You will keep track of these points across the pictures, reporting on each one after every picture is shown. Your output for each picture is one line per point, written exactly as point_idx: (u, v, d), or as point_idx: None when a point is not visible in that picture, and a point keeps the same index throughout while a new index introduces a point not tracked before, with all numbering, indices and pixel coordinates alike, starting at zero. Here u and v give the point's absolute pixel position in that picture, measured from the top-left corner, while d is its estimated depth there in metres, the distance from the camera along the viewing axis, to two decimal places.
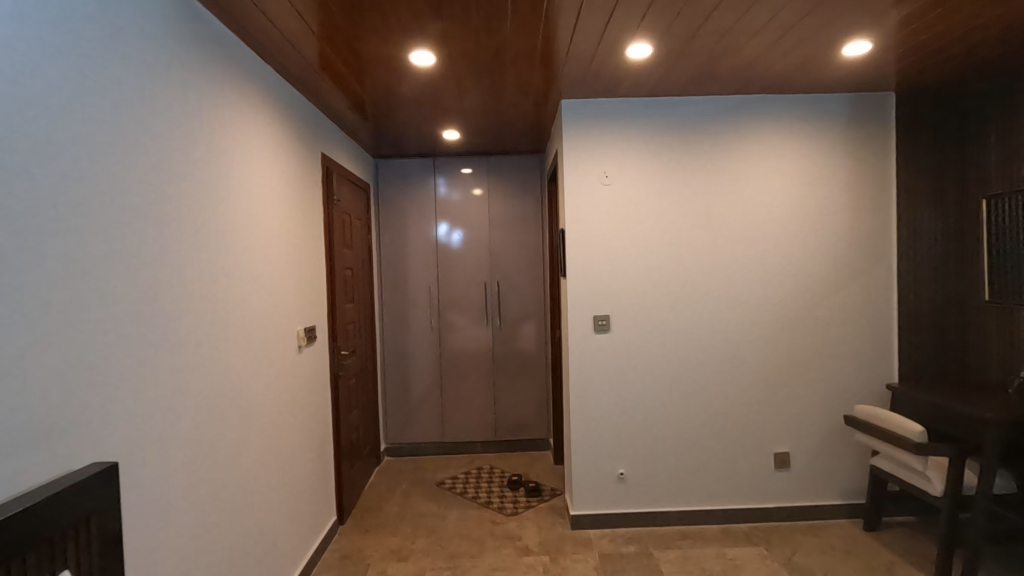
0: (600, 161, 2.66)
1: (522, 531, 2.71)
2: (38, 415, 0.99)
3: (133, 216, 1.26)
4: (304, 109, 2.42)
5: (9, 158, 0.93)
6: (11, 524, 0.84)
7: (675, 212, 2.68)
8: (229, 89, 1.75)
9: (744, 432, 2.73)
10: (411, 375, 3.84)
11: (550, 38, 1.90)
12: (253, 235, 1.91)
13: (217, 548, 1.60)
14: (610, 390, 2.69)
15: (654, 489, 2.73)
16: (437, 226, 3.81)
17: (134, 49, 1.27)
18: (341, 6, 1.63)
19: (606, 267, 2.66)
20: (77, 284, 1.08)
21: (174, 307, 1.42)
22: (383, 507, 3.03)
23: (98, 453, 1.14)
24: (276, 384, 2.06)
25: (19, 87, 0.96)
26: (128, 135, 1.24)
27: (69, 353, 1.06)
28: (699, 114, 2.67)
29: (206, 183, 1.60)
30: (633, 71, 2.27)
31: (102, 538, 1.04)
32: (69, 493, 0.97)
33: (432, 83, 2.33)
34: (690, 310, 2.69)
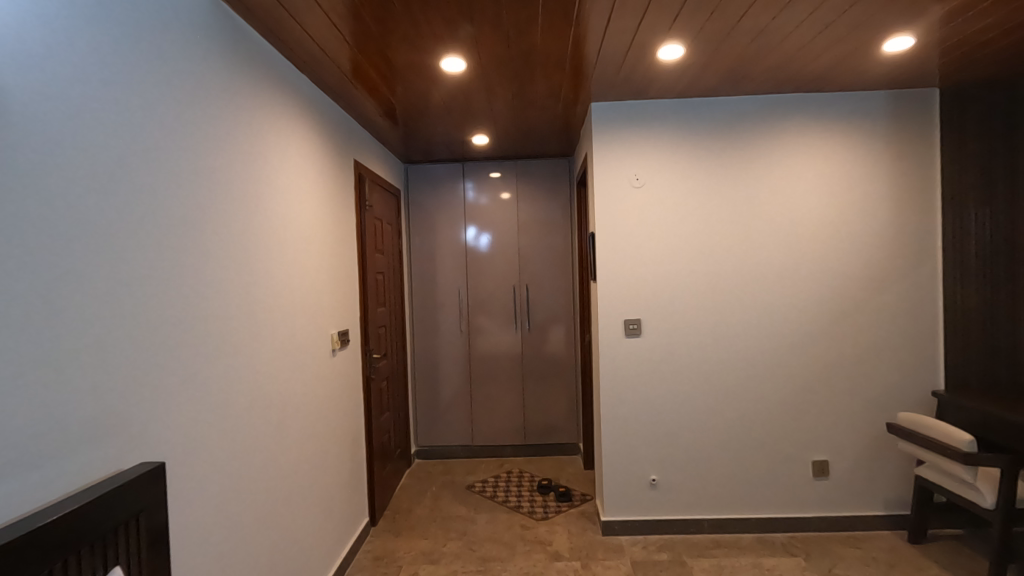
0: (631, 163, 2.63)
1: (552, 536, 2.70)
2: (90, 414, 1.04)
3: (172, 221, 1.30)
4: (337, 116, 2.47)
5: (59, 168, 0.98)
6: (71, 519, 0.88)
7: (707, 214, 2.64)
8: (266, 98, 1.80)
9: (781, 439, 2.66)
10: (440, 378, 3.87)
11: (581, 41, 1.90)
12: (289, 240, 1.96)
13: (256, 546, 1.64)
14: (642, 395, 2.66)
15: (687, 496, 2.68)
16: (466, 230, 3.83)
17: (174, 61, 1.32)
18: (373, 16, 1.66)
19: (637, 270, 2.64)
20: (120, 287, 1.12)
21: (213, 310, 1.46)
22: (414, 509, 3.05)
23: (143, 453, 1.18)
24: (312, 387, 2.10)
25: (69, 98, 1.00)
26: (165, 140, 1.28)
27: (116, 354, 1.11)
28: (731, 115, 2.63)
29: (244, 189, 1.65)
30: (664, 72, 2.24)
31: (150, 535, 1.08)
32: (120, 490, 1.01)
33: (462, 89, 2.35)
34: (724, 314, 2.64)
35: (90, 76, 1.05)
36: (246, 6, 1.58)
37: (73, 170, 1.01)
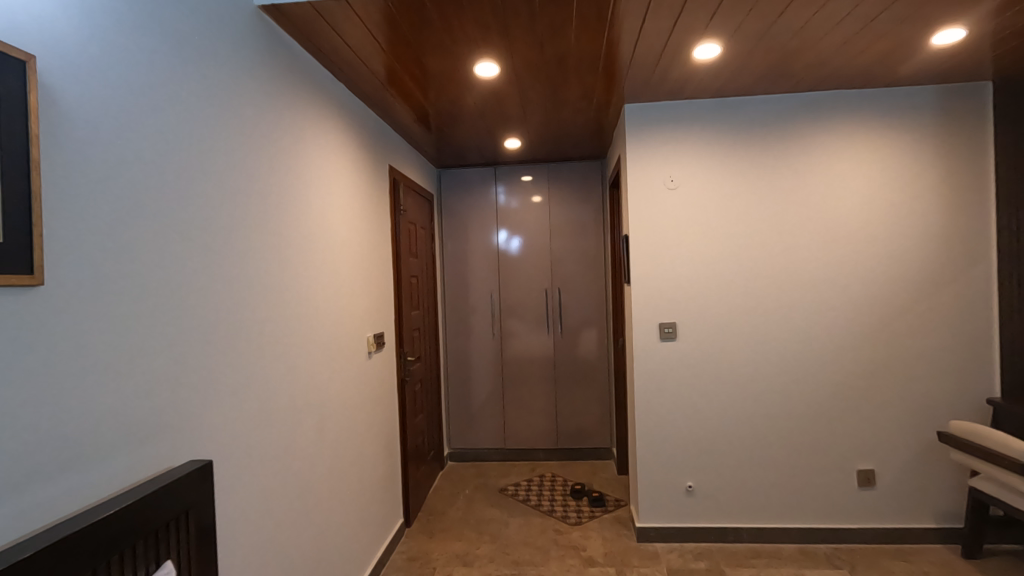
0: (665, 164, 2.60)
1: (586, 541, 2.68)
2: (142, 414, 1.08)
3: (212, 225, 1.33)
4: (373, 123, 2.51)
5: (110, 171, 1.02)
6: (126, 513, 0.93)
7: (745, 215, 2.58)
8: (304, 105, 1.85)
9: (824, 447, 2.58)
10: (473, 381, 3.89)
11: (615, 43, 1.89)
12: (327, 243, 2.00)
13: (295, 544, 1.68)
14: (677, 400, 2.62)
15: (725, 504, 2.62)
16: (498, 234, 3.84)
17: (215, 67, 1.36)
18: (409, 23, 1.69)
19: (672, 273, 2.60)
20: (163, 288, 1.15)
21: (251, 314, 1.49)
22: (447, 511, 3.07)
23: (191, 452, 1.23)
24: (348, 388, 2.14)
25: (118, 104, 1.04)
26: (205, 145, 1.31)
27: (163, 354, 1.14)
28: (770, 114, 2.57)
29: (281, 191, 1.68)
30: (700, 72, 2.21)
31: (198, 531, 1.12)
32: (172, 487, 1.05)
33: (495, 93, 2.37)
34: (762, 318, 2.58)
35: (137, 82, 1.09)
36: (286, 16, 1.62)
37: (120, 173, 1.04)
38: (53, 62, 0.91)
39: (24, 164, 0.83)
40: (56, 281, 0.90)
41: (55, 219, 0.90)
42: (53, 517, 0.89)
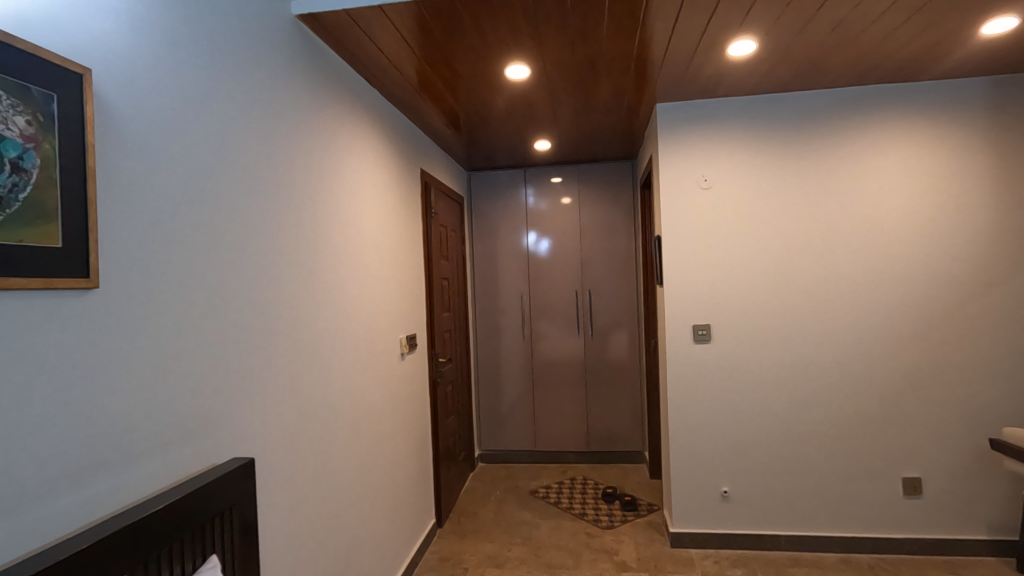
0: (698, 164, 2.56)
1: (619, 546, 2.65)
2: (190, 412, 1.12)
3: (252, 227, 1.36)
4: (404, 127, 2.55)
5: (156, 176, 1.05)
6: (175, 507, 0.97)
7: (781, 215, 2.52)
8: (339, 111, 1.88)
9: (866, 453, 2.49)
10: (503, 382, 3.90)
11: (647, 42, 1.87)
12: (361, 246, 2.03)
13: (331, 542, 1.71)
14: (712, 403, 2.57)
15: (762, 510, 2.56)
16: (528, 235, 3.84)
17: (253, 72, 1.39)
18: (440, 28, 1.71)
19: (706, 274, 2.56)
20: (207, 289, 1.19)
21: (288, 314, 1.52)
22: (479, 512, 3.08)
23: (234, 450, 1.26)
24: (382, 389, 2.17)
25: (164, 110, 1.07)
26: (244, 149, 1.34)
27: (207, 353, 1.18)
28: (807, 110, 2.50)
29: (317, 192, 1.71)
30: (734, 69, 2.17)
31: (242, 526, 1.16)
32: (218, 483, 1.09)
33: (525, 95, 2.37)
34: (800, 319, 2.51)
35: (183, 91, 1.13)
36: (321, 24, 1.66)
37: (167, 178, 1.08)
38: (106, 74, 0.94)
39: (81, 172, 0.87)
40: (112, 284, 0.94)
41: (110, 225, 0.94)
42: (110, 509, 0.93)
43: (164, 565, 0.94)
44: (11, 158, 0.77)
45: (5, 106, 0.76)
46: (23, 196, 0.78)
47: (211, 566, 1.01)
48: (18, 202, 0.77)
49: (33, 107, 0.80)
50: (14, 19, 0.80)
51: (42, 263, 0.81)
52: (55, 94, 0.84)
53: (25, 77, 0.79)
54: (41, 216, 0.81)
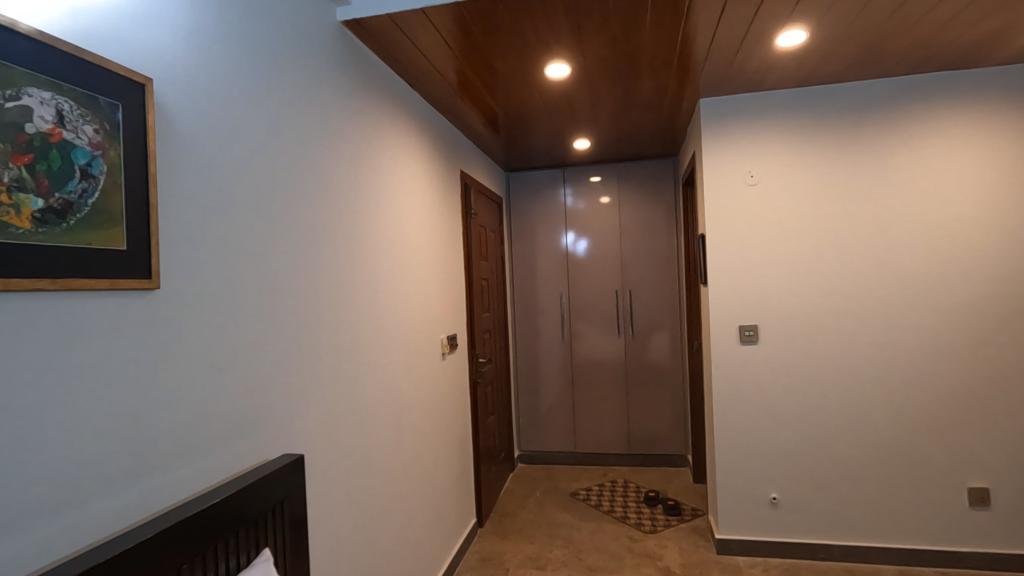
0: (744, 159, 2.48)
1: (662, 551, 2.60)
2: (241, 408, 1.16)
3: (297, 229, 1.39)
4: (445, 129, 2.57)
5: (207, 177, 1.08)
6: (230, 501, 1.00)
7: (833, 211, 2.42)
8: (382, 114, 1.91)
9: (928, 461, 2.36)
10: (542, 383, 3.89)
11: (690, 37, 1.83)
12: (404, 246, 2.06)
13: (376, 539, 1.73)
14: (759, 407, 2.49)
15: (814, 518, 2.46)
16: (566, 235, 3.82)
17: (297, 72, 1.41)
18: (481, 29, 1.71)
19: (753, 273, 2.48)
20: (254, 289, 1.21)
21: (332, 311, 1.54)
22: (519, 513, 3.08)
23: (283, 447, 1.29)
24: (424, 389, 2.19)
25: (214, 111, 1.10)
26: (288, 147, 1.36)
27: (254, 350, 1.20)
28: (860, 102, 2.40)
29: (359, 190, 1.73)
30: (783, 61, 2.10)
31: (292, 521, 1.19)
32: (271, 479, 1.12)
33: (565, 94, 2.35)
34: (854, 320, 2.41)
35: (234, 97, 1.16)
36: (365, 29, 1.69)
37: (219, 181, 1.11)
38: (164, 82, 0.98)
39: (142, 177, 0.91)
40: (171, 286, 0.98)
41: (169, 228, 0.98)
42: (169, 501, 0.97)
43: (220, 558, 0.97)
44: (80, 166, 0.81)
45: (75, 116, 0.81)
46: (91, 201, 0.82)
47: (264, 558, 1.05)
48: (87, 207, 0.81)
49: (100, 116, 0.84)
50: (82, 33, 0.84)
51: (108, 265, 0.85)
52: (119, 104, 0.87)
53: (92, 88, 0.83)
54: (108, 219, 0.85)
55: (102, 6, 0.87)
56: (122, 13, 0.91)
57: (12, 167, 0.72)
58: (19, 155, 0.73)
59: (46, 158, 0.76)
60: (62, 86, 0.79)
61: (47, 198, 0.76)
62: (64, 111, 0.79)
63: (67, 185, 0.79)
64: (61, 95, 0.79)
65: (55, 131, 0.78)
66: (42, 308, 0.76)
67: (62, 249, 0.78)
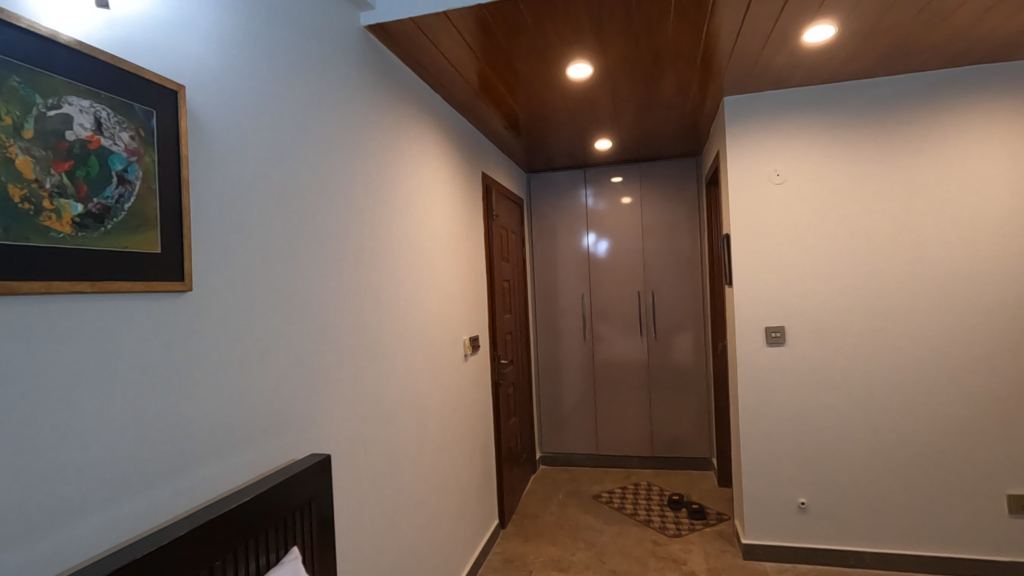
0: (770, 157, 2.44)
1: (687, 555, 2.57)
2: (269, 408, 1.18)
3: (324, 230, 1.41)
4: (466, 132, 2.58)
5: (235, 182, 1.09)
6: (260, 499, 1.02)
7: (862, 209, 2.37)
8: (406, 117, 1.93)
9: (964, 466, 2.29)
10: (564, 385, 3.87)
11: (715, 34, 1.81)
12: (427, 248, 2.07)
13: (400, 539, 1.74)
14: (786, 410, 2.44)
15: (844, 524, 2.41)
16: (588, 236, 3.80)
17: (321, 75, 1.42)
18: (503, 31, 1.72)
19: (780, 274, 2.43)
20: (281, 291, 1.23)
21: (356, 311, 1.55)
22: (541, 515, 3.07)
23: (311, 446, 1.31)
24: (447, 389, 2.20)
25: (241, 116, 1.12)
26: (313, 149, 1.37)
27: (281, 350, 1.22)
28: (891, 97, 2.34)
29: (382, 191, 1.74)
30: (810, 57, 2.06)
31: (320, 519, 1.21)
32: (299, 477, 1.14)
33: (586, 94, 2.34)
34: (885, 321, 2.35)
35: (263, 101, 1.19)
36: (389, 33, 1.70)
37: (249, 184, 1.13)
38: (197, 90, 1.00)
39: (176, 182, 0.93)
40: (203, 289, 1.00)
41: (201, 232, 1.00)
42: (203, 499, 0.99)
43: (251, 554, 0.99)
44: (117, 171, 0.83)
45: (112, 123, 0.83)
46: (128, 206, 0.84)
47: (292, 557, 1.06)
48: (124, 211, 0.83)
49: (136, 123, 0.87)
50: (118, 43, 0.86)
51: (143, 268, 0.87)
52: (153, 111, 0.89)
53: (128, 95, 0.85)
54: (142, 223, 0.87)
55: (138, 16, 0.90)
56: (156, 23, 0.93)
57: (53, 173, 0.74)
58: (60, 161, 0.76)
59: (85, 164, 0.79)
60: (100, 94, 0.81)
61: (87, 203, 0.78)
62: (102, 118, 0.81)
63: (105, 191, 0.81)
64: (99, 103, 0.81)
65: (93, 138, 0.80)
66: (80, 311, 0.79)
67: (100, 253, 0.80)
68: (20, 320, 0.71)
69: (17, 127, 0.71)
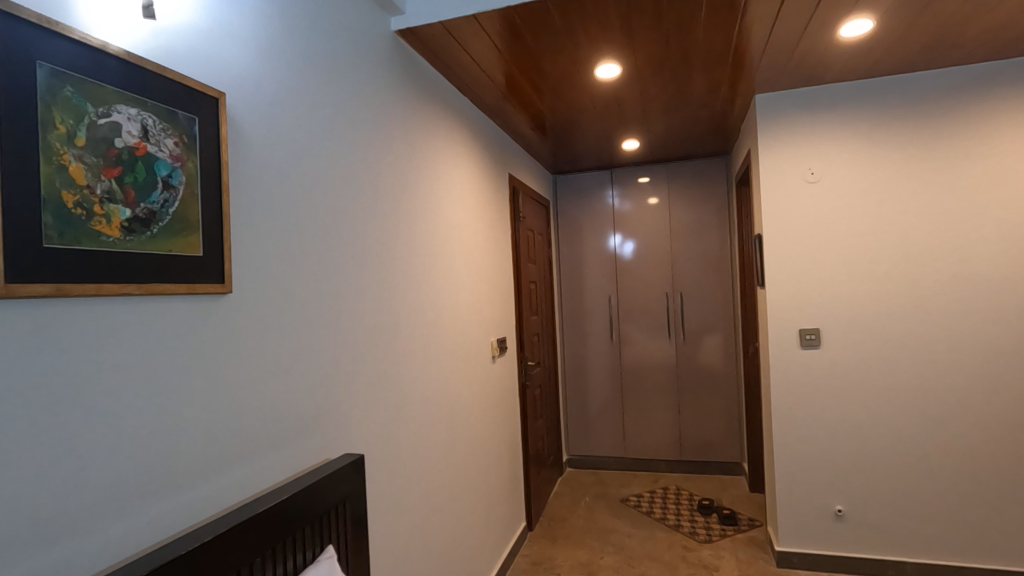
0: (804, 155, 2.39)
1: (718, 561, 2.52)
2: (305, 408, 1.20)
3: (356, 237, 1.43)
4: (493, 133, 2.59)
5: (271, 184, 1.11)
6: (298, 498, 1.04)
7: (900, 208, 2.29)
8: (435, 120, 1.94)
9: (1011, 475, 2.20)
10: (591, 387, 3.85)
11: (747, 31, 1.78)
12: (456, 249, 2.08)
13: (431, 539, 1.75)
14: (821, 414, 2.38)
15: (884, 533, 2.33)
16: (615, 237, 3.77)
17: (351, 78, 1.43)
18: (531, 33, 1.72)
19: (814, 275, 2.38)
20: (315, 292, 1.25)
21: (386, 312, 1.56)
22: (568, 517, 3.05)
23: (344, 446, 1.33)
24: (475, 391, 2.20)
25: (277, 120, 1.14)
26: (344, 151, 1.38)
27: (314, 351, 1.24)
28: (932, 92, 2.26)
29: (411, 191, 1.75)
30: (846, 52, 2.01)
31: (354, 519, 1.22)
32: (335, 477, 1.16)
33: (614, 94, 2.33)
34: (926, 323, 2.27)
35: (299, 110, 1.21)
36: (418, 37, 1.72)
37: (285, 189, 1.16)
38: (236, 97, 1.03)
39: (217, 187, 0.96)
40: (242, 292, 1.03)
41: (241, 236, 1.03)
42: (243, 496, 1.02)
43: (289, 551, 1.01)
44: (162, 177, 0.85)
45: (157, 130, 0.85)
46: (172, 210, 0.87)
47: (328, 556, 1.08)
48: (168, 216, 0.86)
49: (179, 130, 0.89)
50: (162, 52, 0.88)
51: (186, 271, 0.89)
52: (196, 117, 0.92)
53: (172, 103, 0.88)
54: (186, 227, 0.89)
55: (182, 26, 0.92)
56: (198, 32, 0.95)
57: (103, 179, 0.77)
58: (110, 168, 0.78)
59: (133, 170, 0.81)
60: (146, 102, 0.84)
61: (134, 208, 0.81)
62: (148, 126, 0.84)
63: (151, 196, 0.83)
64: (145, 111, 0.83)
65: (140, 145, 0.82)
66: (125, 313, 0.81)
67: (146, 256, 0.83)
68: (76, 321, 0.74)
69: (70, 136, 0.73)
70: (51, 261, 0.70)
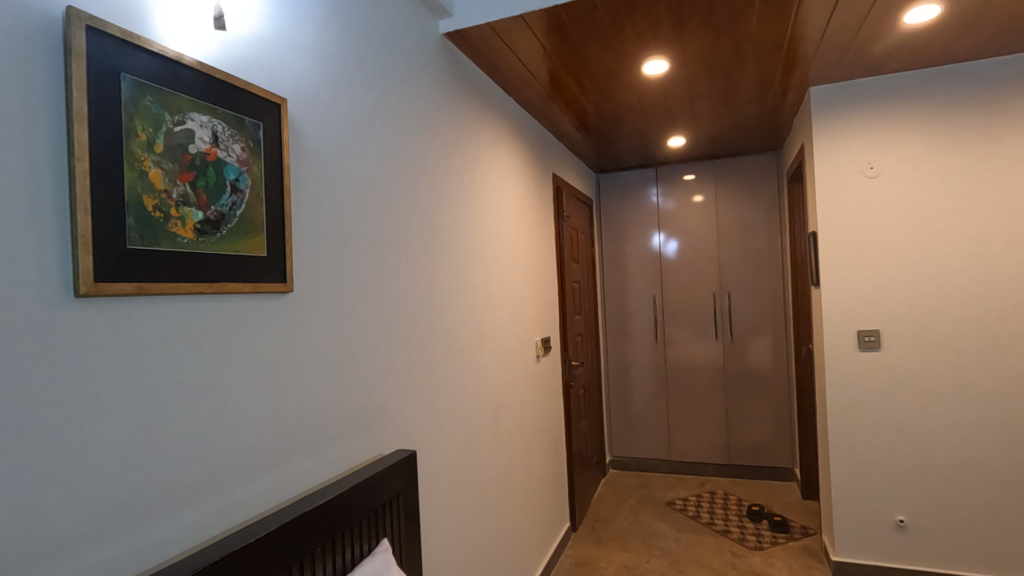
0: (862, 150, 2.29)
1: (770, 569, 2.45)
2: (359, 403, 1.23)
3: (407, 233, 1.45)
4: (537, 133, 2.59)
5: (328, 186, 1.15)
6: (355, 491, 1.08)
7: (969, 202, 2.17)
8: (481, 120, 1.96)
9: None
10: (634, 388, 3.79)
11: (803, 22, 1.72)
12: (501, 249, 2.09)
13: (478, 535, 1.76)
14: (881, 420, 2.27)
15: (950, 546, 2.21)
16: (659, 236, 3.71)
17: (403, 81, 1.47)
18: (578, 32, 1.72)
19: (872, 274, 2.28)
20: (369, 290, 1.28)
21: (435, 309, 1.59)
22: (612, 519, 3.03)
23: (396, 443, 1.36)
24: (521, 391, 2.20)
25: (334, 124, 1.18)
26: (396, 152, 1.41)
27: (368, 348, 1.27)
28: (1005, 79, 2.12)
29: (459, 189, 1.77)
30: (909, 40, 1.91)
31: (406, 514, 1.25)
32: (389, 472, 1.19)
33: (661, 90, 2.29)
34: (996, 325, 2.14)
35: (355, 112, 1.25)
36: (466, 39, 1.74)
37: (341, 191, 1.19)
38: (296, 103, 1.07)
39: (279, 189, 1.00)
40: (302, 292, 1.07)
41: (301, 237, 1.07)
42: (304, 487, 1.06)
43: (347, 542, 1.05)
44: (230, 181, 0.90)
45: (226, 136, 0.89)
46: (239, 212, 0.91)
47: (384, 548, 1.11)
48: (236, 217, 0.90)
49: (246, 135, 0.93)
50: (231, 61, 0.92)
51: (251, 271, 0.94)
52: (260, 123, 0.96)
53: (239, 110, 0.92)
54: (251, 228, 0.93)
55: (248, 36, 0.96)
56: (263, 41, 0.99)
57: (179, 184, 0.81)
58: (184, 173, 0.82)
59: (205, 175, 0.85)
60: (217, 110, 0.88)
61: (206, 210, 0.85)
62: (218, 132, 0.88)
63: (220, 199, 0.88)
64: (215, 118, 0.88)
65: (211, 150, 0.86)
66: (198, 312, 0.85)
67: (216, 256, 0.87)
68: (158, 319, 0.79)
69: (150, 143, 0.77)
70: (133, 261, 0.74)
